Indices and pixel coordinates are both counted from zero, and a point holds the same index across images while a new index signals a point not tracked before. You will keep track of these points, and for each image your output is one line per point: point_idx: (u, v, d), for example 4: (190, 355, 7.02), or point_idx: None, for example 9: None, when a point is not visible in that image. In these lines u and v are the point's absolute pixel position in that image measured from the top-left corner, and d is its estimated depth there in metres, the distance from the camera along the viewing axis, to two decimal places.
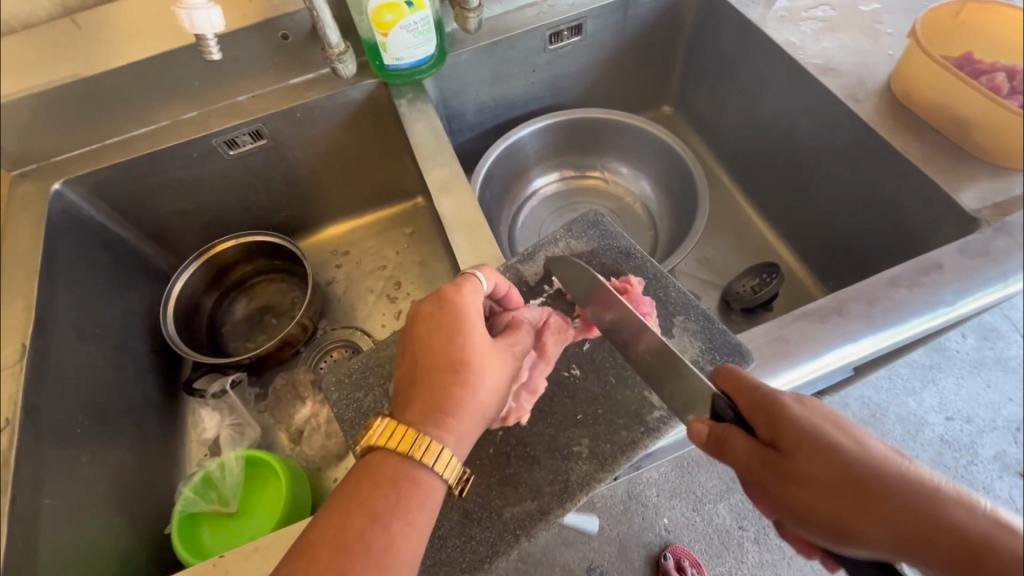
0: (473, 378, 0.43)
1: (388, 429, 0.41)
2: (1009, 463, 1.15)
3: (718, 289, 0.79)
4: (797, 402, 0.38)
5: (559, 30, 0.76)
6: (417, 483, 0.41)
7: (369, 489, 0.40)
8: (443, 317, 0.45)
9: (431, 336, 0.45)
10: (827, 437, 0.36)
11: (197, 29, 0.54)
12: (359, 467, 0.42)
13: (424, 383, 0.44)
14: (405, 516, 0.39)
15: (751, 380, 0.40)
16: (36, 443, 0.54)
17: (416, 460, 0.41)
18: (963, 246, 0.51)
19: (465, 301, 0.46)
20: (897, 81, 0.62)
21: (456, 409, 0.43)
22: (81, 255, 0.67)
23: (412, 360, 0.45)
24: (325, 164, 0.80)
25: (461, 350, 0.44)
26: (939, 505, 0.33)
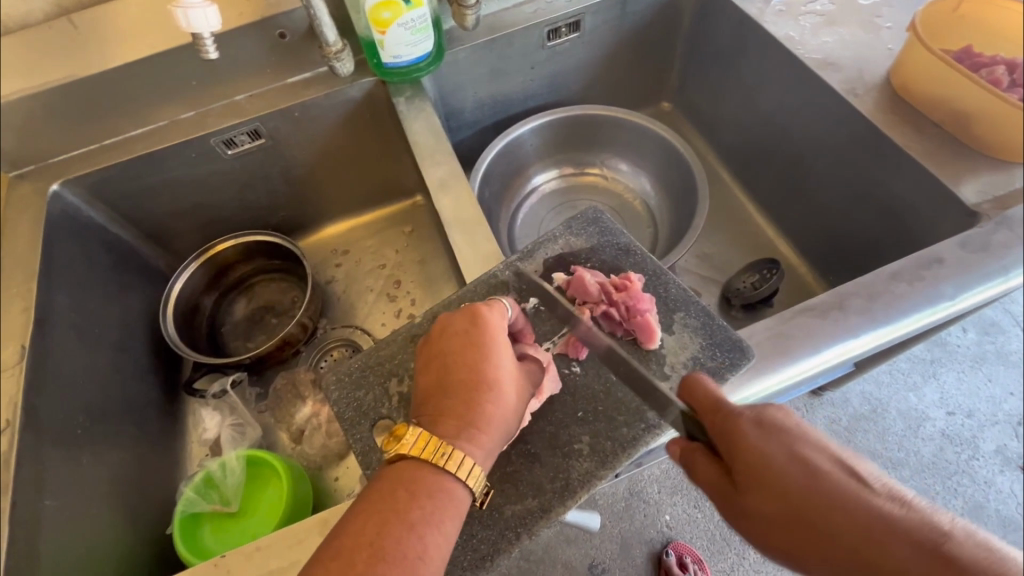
0: (502, 394, 0.44)
1: (421, 439, 0.41)
2: (1010, 457, 1.15)
3: (719, 286, 0.79)
4: (757, 429, 0.39)
5: (557, 27, 0.76)
6: (450, 495, 0.41)
7: (405, 497, 0.40)
8: (475, 332, 0.46)
9: (462, 351, 0.46)
10: (775, 468, 0.37)
11: (194, 28, 0.53)
12: (391, 474, 0.41)
13: (456, 396, 0.44)
14: (439, 526, 0.39)
15: (715, 402, 0.40)
16: (36, 444, 0.54)
17: (448, 473, 0.41)
18: (964, 240, 0.51)
19: (493, 319, 0.47)
20: (896, 75, 0.62)
21: (487, 424, 0.43)
22: (79, 256, 0.67)
23: (440, 374, 0.45)
24: (324, 163, 0.79)
25: (492, 365, 0.45)
26: (881, 539, 0.34)
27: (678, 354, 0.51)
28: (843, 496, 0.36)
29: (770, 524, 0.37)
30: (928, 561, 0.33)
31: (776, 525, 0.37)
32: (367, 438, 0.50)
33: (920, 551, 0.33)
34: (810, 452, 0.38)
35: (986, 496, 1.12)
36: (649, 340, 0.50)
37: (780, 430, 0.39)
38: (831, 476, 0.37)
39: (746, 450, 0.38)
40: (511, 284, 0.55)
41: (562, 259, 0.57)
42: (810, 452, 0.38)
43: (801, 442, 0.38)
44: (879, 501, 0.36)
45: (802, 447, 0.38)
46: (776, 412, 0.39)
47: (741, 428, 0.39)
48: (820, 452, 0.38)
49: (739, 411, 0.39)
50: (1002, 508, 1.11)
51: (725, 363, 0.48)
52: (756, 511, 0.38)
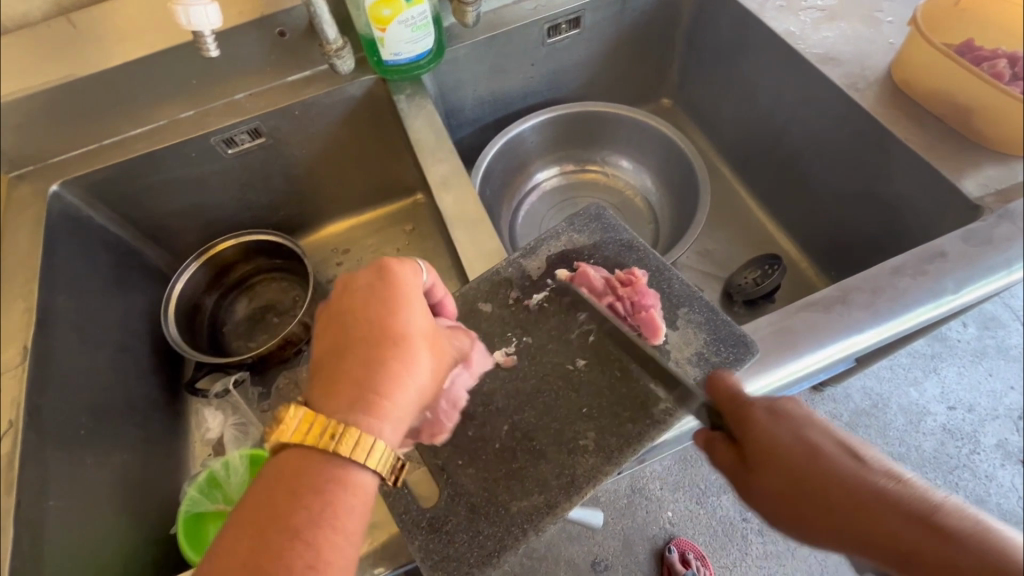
0: (405, 359, 0.43)
1: (305, 421, 0.40)
2: (1011, 451, 1.15)
3: (720, 282, 0.79)
4: (769, 416, 0.41)
5: (557, 23, 0.76)
6: (343, 483, 0.40)
7: (285, 498, 0.39)
8: (376, 296, 0.45)
9: (364, 315, 0.45)
10: (782, 449, 0.39)
11: (194, 26, 0.53)
12: (274, 475, 0.40)
13: (353, 362, 0.43)
14: (328, 522, 0.38)
15: (735, 389, 0.43)
16: (39, 445, 0.54)
17: (332, 457, 0.40)
18: (967, 234, 0.51)
19: (400, 281, 0.46)
20: (898, 69, 0.62)
21: (388, 393, 0.42)
22: (80, 257, 0.67)
23: (340, 340, 0.44)
24: (325, 161, 0.79)
25: (395, 329, 0.44)
26: (878, 503, 0.36)
27: (682, 350, 0.50)
28: (849, 474, 0.37)
29: (779, 502, 0.39)
30: (923, 532, 0.34)
31: (783, 502, 0.38)
32: None
33: (916, 522, 0.34)
34: (818, 436, 0.39)
35: (988, 490, 1.12)
36: (653, 336, 0.50)
37: (793, 417, 0.40)
38: (837, 455, 0.38)
39: (756, 432, 0.40)
40: (514, 281, 0.55)
41: (565, 255, 0.57)
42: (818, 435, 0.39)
43: (809, 425, 0.40)
44: (876, 477, 0.37)
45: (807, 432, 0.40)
46: (788, 401, 0.41)
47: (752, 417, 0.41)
48: (827, 435, 0.40)
49: (752, 400, 0.42)
50: (1003, 502, 1.11)
51: (730, 358, 0.48)
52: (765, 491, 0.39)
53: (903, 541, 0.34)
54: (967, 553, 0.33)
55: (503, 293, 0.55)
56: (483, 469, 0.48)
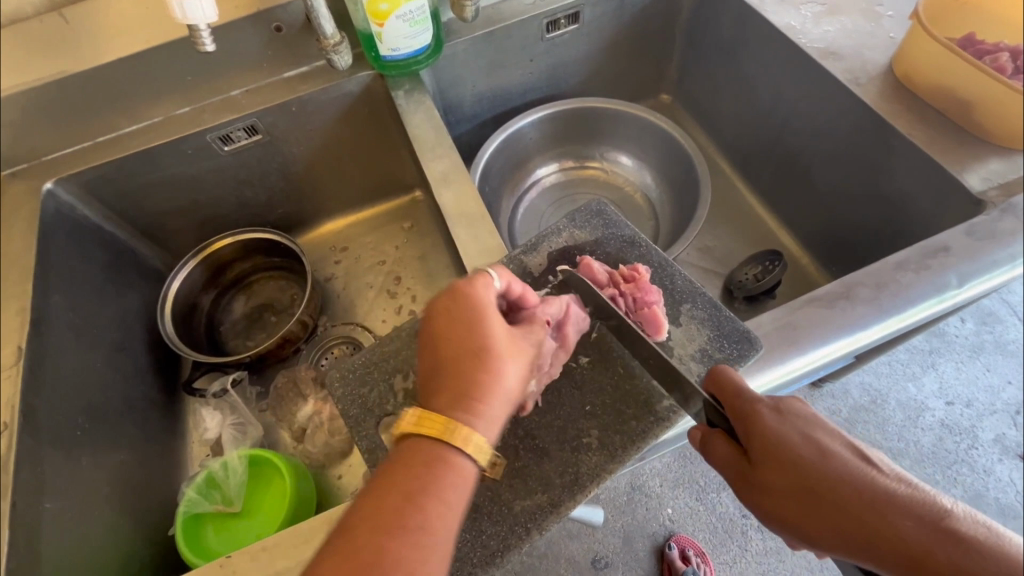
0: (499, 366, 0.42)
1: (421, 416, 0.40)
2: (1009, 446, 1.16)
3: (721, 278, 0.79)
4: (777, 414, 0.40)
5: (556, 18, 0.75)
6: (456, 467, 0.39)
7: (407, 471, 0.39)
8: (464, 308, 0.44)
9: (456, 323, 0.43)
10: (791, 449, 0.39)
11: (190, 20, 0.52)
12: (395, 451, 0.41)
13: (455, 370, 0.42)
14: (442, 497, 0.38)
15: (740, 387, 0.42)
16: (35, 446, 0.53)
17: (446, 444, 0.39)
18: (970, 228, 0.51)
19: (480, 290, 0.44)
20: (899, 64, 0.62)
21: (486, 395, 0.41)
22: (76, 256, 0.66)
23: (436, 350, 0.43)
24: (322, 159, 0.78)
25: (487, 340, 0.42)
26: (890, 508, 0.36)
27: (686, 346, 0.50)
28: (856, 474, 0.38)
29: (788, 502, 0.38)
30: (932, 532, 0.35)
31: (794, 502, 0.38)
32: (373, 435, 0.50)
33: (924, 525, 0.35)
34: (826, 436, 0.40)
35: (986, 484, 1.13)
36: (656, 332, 0.50)
37: (800, 415, 0.41)
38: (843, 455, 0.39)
39: (766, 432, 0.40)
40: (516, 278, 0.55)
41: (567, 251, 0.57)
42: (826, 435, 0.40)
43: (817, 426, 0.40)
44: (888, 481, 0.37)
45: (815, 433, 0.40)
46: (795, 400, 0.42)
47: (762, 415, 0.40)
48: (834, 436, 0.40)
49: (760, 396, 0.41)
50: (1001, 497, 1.12)
51: (734, 354, 0.48)
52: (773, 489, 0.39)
53: (915, 543, 0.35)
54: (975, 557, 0.34)
55: None
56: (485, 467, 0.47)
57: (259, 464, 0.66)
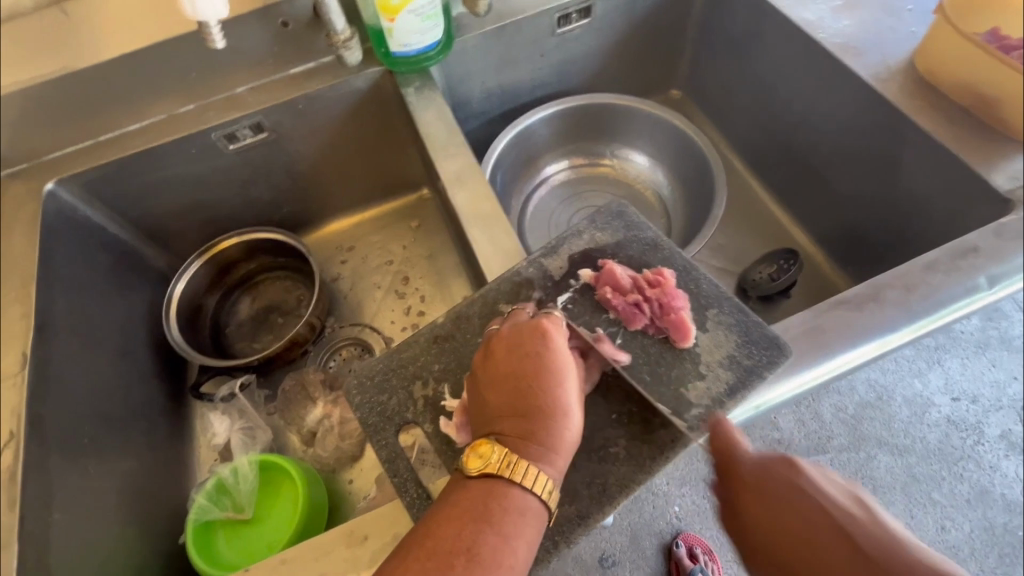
0: (575, 418, 0.43)
1: (508, 458, 0.40)
2: (1015, 441, 1.18)
3: (735, 276, 0.78)
4: (756, 487, 0.42)
5: (568, 13, 0.74)
6: (536, 514, 0.40)
7: (496, 510, 0.39)
8: (546, 352, 0.45)
9: (538, 367, 0.44)
10: (766, 514, 0.41)
11: (199, 16, 0.50)
12: (478, 487, 0.40)
13: (535, 417, 0.43)
14: (528, 540, 0.39)
15: (736, 451, 0.44)
16: (42, 457, 0.52)
17: (529, 491, 0.40)
18: (999, 228, 0.50)
19: (559, 336, 0.47)
20: (922, 59, 0.60)
21: (565, 448, 0.42)
22: (78, 258, 0.64)
23: (514, 392, 0.44)
24: (328, 157, 0.77)
25: (566, 388, 0.44)
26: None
27: (713, 353, 0.49)
28: (829, 550, 0.39)
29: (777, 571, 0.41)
30: None
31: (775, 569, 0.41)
32: (394, 444, 0.49)
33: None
34: (802, 504, 0.41)
35: (993, 481, 1.14)
36: (683, 338, 0.49)
37: (779, 482, 0.42)
38: (818, 532, 0.40)
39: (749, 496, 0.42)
40: (536, 282, 0.53)
41: (588, 254, 0.56)
42: (804, 505, 0.41)
43: (795, 495, 0.41)
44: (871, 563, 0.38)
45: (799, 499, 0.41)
46: (779, 462, 0.43)
47: (745, 494, 0.43)
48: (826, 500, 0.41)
49: (743, 459, 0.43)
50: (1007, 493, 1.13)
51: (763, 362, 0.47)
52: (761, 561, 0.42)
53: None
54: None
55: (525, 294, 0.53)
56: None
57: (269, 470, 0.64)
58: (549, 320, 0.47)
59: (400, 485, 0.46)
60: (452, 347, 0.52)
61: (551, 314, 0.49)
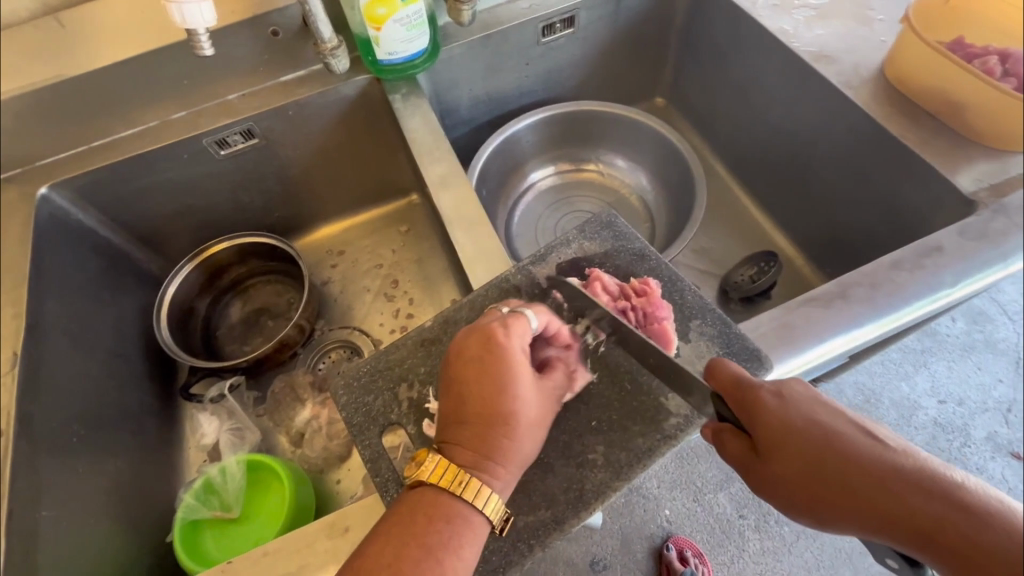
0: (517, 426, 0.43)
1: (440, 467, 0.42)
2: (1001, 443, 1.17)
3: (717, 279, 0.80)
4: (771, 402, 0.40)
5: (552, 22, 0.76)
6: (471, 523, 0.41)
7: (423, 521, 0.40)
8: (492, 360, 0.44)
9: (481, 375, 0.44)
10: (787, 424, 0.39)
11: (189, 24, 0.51)
12: (411, 499, 0.42)
13: (475, 424, 0.43)
14: (458, 550, 0.40)
15: (741, 374, 0.43)
16: (31, 454, 0.53)
17: (461, 499, 0.41)
18: (962, 228, 0.52)
19: (510, 341, 0.45)
20: (890, 66, 0.63)
21: (504, 457, 0.43)
22: (70, 261, 0.66)
23: (458, 399, 0.44)
24: (318, 163, 0.78)
25: (509, 395, 0.44)
26: (900, 474, 0.34)
27: (695, 364, 0.50)
28: (857, 447, 0.37)
29: (785, 486, 0.38)
30: (945, 502, 0.32)
31: (793, 484, 0.38)
32: (377, 445, 0.50)
33: (941, 502, 0.32)
34: (824, 419, 0.39)
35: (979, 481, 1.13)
36: (665, 347, 0.51)
37: (800, 400, 0.40)
38: (841, 435, 0.38)
39: (765, 412, 0.40)
40: (524, 288, 0.55)
41: (576, 263, 0.57)
42: (826, 417, 0.39)
43: (817, 409, 0.40)
44: (898, 457, 0.35)
45: (816, 411, 0.39)
46: (794, 383, 0.41)
47: (753, 405, 0.41)
48: (833, 415, 0.39)
49: (756, 384, 0.42)
50: None
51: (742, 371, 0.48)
52: (778, 477, 0.39)
53: (925, 512, 0.33)
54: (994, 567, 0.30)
55: (512, 300, 0.54)
56: None
57: (258, 470, 0.65)
58: (505, 318, 0.47)
59: (381, 485, 0.47)
60: (439, 351, 0.53)
61: (512, 310, 0.49)
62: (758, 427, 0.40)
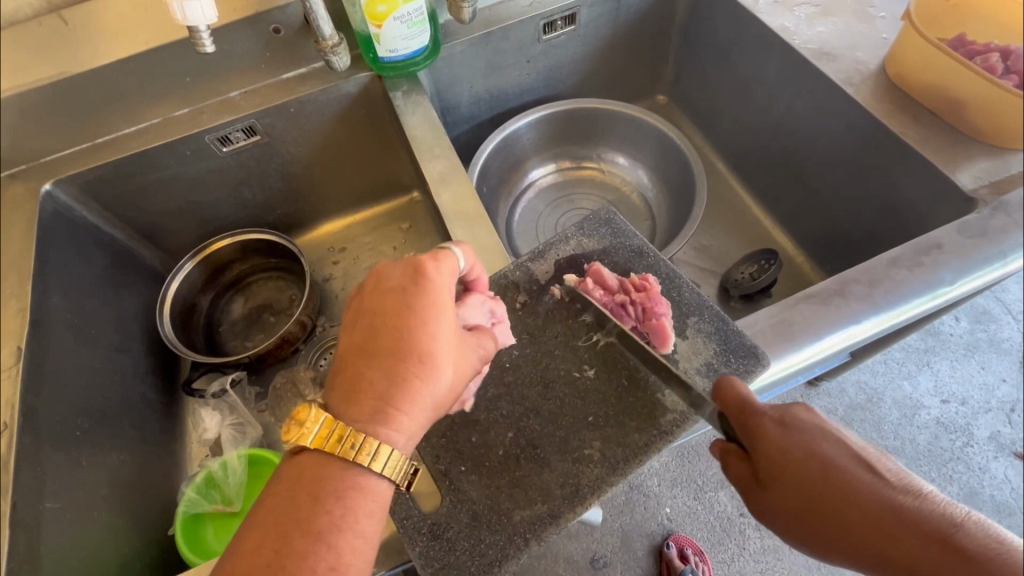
0: (428, 372, 0.42)
1: (321, 431, 0.40)
2: (1004, 443, 1.16)
3: (718, 277, 0.80)
4: (777, 430, 0.41)
5: (553, 20, 0.76)
6: (365, 490, 0.41)
7: (308, 502, 0.40)
8: (410, 298, 0.44)
9: (398, 314, 0.43)
10: (791, 456, 0.40)
11: (189, 21, 0.51)
12: (294, 478, 0.41)
13: (382, 364, 0.42)
14: (353, 524, 0.40)
15: (748, 397, 0.44)
16: (35, 446, 0.53)
17: (350, 467, 0.40)
18: (963, 225, 0.52)
19: (435, 282, 0.45)
20: (891, 64, 0.62)
21: (408, 404, 0.42)
22: (74, 257, 0.66)
23: (370, 335, 0.44)
24: (320, 160, 0.79)
25: (423, 339, 0.43)
26: (898, 512, 0.36)
27: (691, 360, 0.50)
28: (855, 482, 0.38)
29: (786, 516, 0.39)
30: (938, 544, 0.34)
31: (790, 516, 0.39)
32: None
33: (938, 547, 0.34)
34: (826, 450, 0.40)
35: (981, 482, 1.12)
36: (662, 344, 0.51)
37: (801, 427, 0.41)
38: (841, 469, 0.39)
39: (770, 441, 0.41)
40: (522, 284, 0.56)
41: (574, 260, 0.57)
42: (827, 448, 0.40)
43: (822, 438, 0.41)
44: (895, 494, 0.37)
45: (819, 441, 0.40)
46: (798, 410, 0.42)
47: (758, 431, 0.42)
48: (835, 445, 0.40)
49: (760, 409, 0.42)
50: (996, 494, 1.11)
51: (739, 369, 0.48)
52: (778, 507, 0.40)
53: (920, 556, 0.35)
54: None
55: (511, 296, 0.55)
56: (488, 477, 0.48)
57: (259, 464, 0.66)
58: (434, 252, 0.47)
59: None
60: None
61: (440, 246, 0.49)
62: (763, 457, 0.41)
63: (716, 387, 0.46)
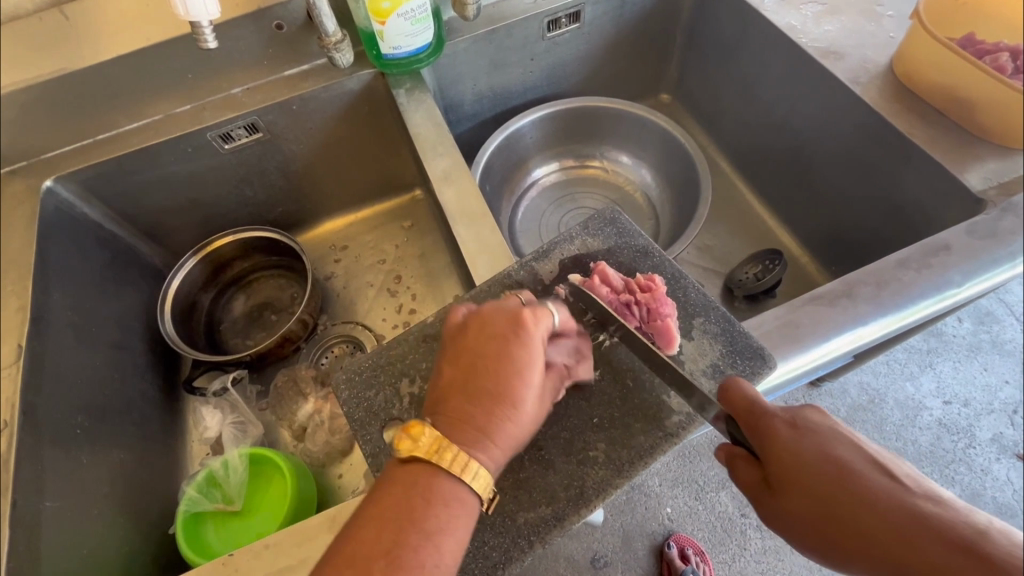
0: (522, 413, 0.43)
1: (437, 442, 0.40)
2: (1006, 445, 1.15)
3: (721, 277, 0.79)
4: (789, 434, 0.41)
5: (557, 17, 0.75)
6: (466, 503, 0.40)
7: (421, 505, 0.39)
8: (514, 337, 0.45)
9: (499, 351, 0.44)
10: (804, 459, 0.39)
11: (192, 16, 0.51)
12: (403, 480, 0.40)
13: (482, 402, 0.43)
14: (456, 532, 0.39)
15: (759, 400, 0.43)
16: (36, 444, 0.53)
17: (462, 482, 0.40)
18: (971, 226, 0.51)
19: (536, 327, 0.46)
20: (899, 63, 0.62)
21: (502, 441, 0.42)
22: (75, 253, 0.66)
23: (470, 371, 0.44)
24: (322, 158, 0.78)
25: (523, 381, 0.43)
26: (915, 516, 0.35)
27: (697, 362, 0.50)
28: (869, 486, 0.37)
29: (800, 521, 0.39)
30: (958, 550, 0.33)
31: (805, 521, 0.38)
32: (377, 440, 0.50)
33: (957, 553, 0.33)
34: (841, 454, 0.39)
35: (983, 483, 1.12)
36: (667, 345, 0.50)
37: (814, 430, 0.41)
38: (856, 474, 0.38)
39: (782, 444, 0.40)
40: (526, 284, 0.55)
41: (579, 260, 0.57)
42: (840, 451, 0.39)
43: (835, 441, 0.40)
44: (913, 498, 0.36)
45: (833, 445, 0.40)
46: (811, 412, 0.42)
47: (770, 435, 0.41)
48: (849, 450, 0.40)
49: (771, 411, 0.42)
50: (998, 496, 1.11)
51: (746, 371, 0.48)
52: (790, 511, 0.39)
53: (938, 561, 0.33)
54: None
55: None
56: None
57: (260, 463, 0.66)
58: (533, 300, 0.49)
59: None
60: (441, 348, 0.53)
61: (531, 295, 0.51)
62: (775, 460, 0.40)
63: (724, 388, 0.45)
